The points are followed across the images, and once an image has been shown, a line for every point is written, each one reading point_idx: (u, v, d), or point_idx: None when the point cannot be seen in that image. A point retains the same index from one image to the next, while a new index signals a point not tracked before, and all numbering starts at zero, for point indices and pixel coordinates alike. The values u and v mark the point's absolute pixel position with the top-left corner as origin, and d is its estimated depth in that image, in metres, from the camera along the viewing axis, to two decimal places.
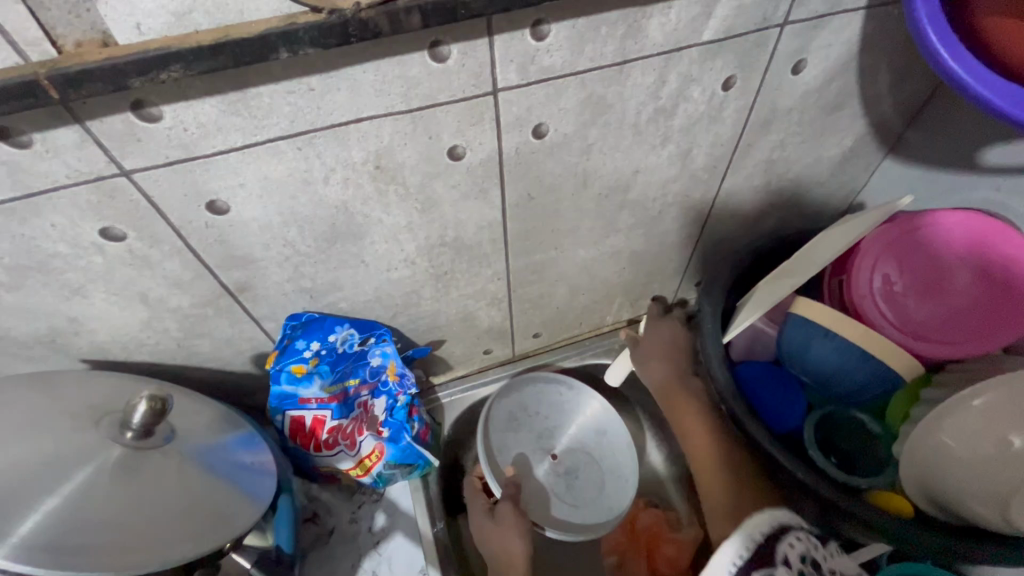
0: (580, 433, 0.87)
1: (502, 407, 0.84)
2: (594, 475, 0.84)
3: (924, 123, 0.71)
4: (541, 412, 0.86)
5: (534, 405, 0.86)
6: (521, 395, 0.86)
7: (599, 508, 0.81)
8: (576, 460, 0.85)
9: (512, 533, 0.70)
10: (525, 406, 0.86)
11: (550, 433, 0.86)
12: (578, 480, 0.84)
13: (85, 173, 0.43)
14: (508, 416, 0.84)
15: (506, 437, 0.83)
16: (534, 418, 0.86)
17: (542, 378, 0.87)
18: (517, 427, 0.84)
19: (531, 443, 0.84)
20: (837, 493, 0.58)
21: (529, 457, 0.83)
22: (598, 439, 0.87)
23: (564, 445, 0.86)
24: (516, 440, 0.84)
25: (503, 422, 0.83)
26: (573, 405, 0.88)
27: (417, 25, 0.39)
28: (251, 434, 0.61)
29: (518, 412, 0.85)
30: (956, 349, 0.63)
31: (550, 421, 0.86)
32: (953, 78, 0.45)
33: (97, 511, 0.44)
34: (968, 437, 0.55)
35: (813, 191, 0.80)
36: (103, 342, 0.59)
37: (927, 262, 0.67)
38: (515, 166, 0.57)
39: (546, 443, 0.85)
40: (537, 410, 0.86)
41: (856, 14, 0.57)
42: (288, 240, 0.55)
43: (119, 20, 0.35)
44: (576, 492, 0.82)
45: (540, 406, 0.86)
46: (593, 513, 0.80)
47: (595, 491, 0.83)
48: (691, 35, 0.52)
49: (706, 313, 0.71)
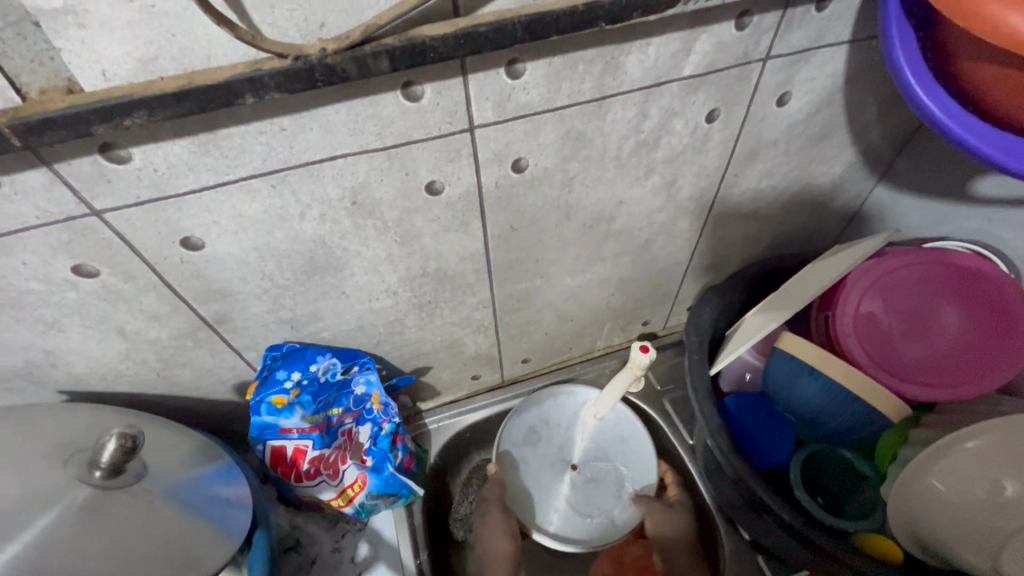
0: (606, 444, 0.82)
1: (522, 420, 0.83)
2: (615, 485, 0.80)
3: (913, 152, 0.70)
4: (562, 424, 0.84)
5: (555, 416, 0.84)
6: (540, 409, 0.84)
7: (610, 519, 0.78)
8: (599, 471, 0.81)
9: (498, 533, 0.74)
10: (547, 419, 0.84)
11: (573, 443, 0.82)
12: (597, 490, 0.80)
13: (55, 214, 0.43)
14: (530, 429, 0.83)
15: (524, 451, 0.82)
16: (554, 431, 0.83)
17: (563, 391, 0.85)
18: (537, 439, 0.82)
19: (551, 455, 0.82)
20: (824, 536, 0.57)
21: (547, 466, 0.81)
22: (624, 448, 0.82)
23: (588, 454, 0.82)
24: (536, 452, 0.82)
25: (525, 434, 0.82)
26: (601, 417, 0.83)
27: (386, 69, 0.39)
28: (229, 466, 0.60)
29: (538, 425, 0.83)
30: (945, 393, 0.61)
31: (574, 431, 0.83)
32: (934, 123, 0.45)
33: (62, 556, 0.44)
34: (957, 481, 0.54)
35: (805, 217, 0.79)
36: (80, 374, 0.59)
37: (915, 298, 0.66)
38: (495, 199, 0.56)
39: (569, 452, 0.82)
40: (559, 422, 0.84)
41: (840, 48, 0.57)
42: (265, 274, 0.54)
43: (84, 68, 0.35)
44: (590, 502, 0.79)
45: (561, 418, 0.84)
46: (601, 526, 0.77)
47: (612, 504, 0.79)
48: (671, 70, 0.52)
49: (693, 345, 0.70)
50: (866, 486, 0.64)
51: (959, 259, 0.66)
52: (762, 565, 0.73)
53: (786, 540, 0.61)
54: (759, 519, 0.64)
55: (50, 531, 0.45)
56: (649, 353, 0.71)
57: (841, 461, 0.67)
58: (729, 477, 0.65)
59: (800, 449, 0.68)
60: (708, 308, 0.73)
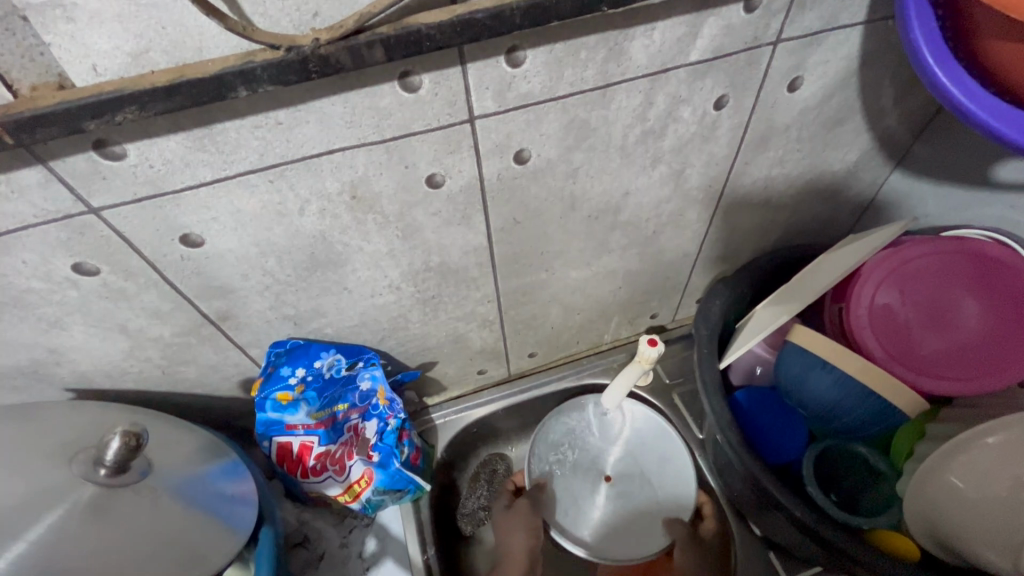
0: (642, 458, 0.83)
1: (561, 427, 0.83)
2: (645, 502, 0.80)
3: (932, 137, 0.68)
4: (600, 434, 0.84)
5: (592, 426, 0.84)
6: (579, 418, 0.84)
7: (637, 536, 0.78)
8: (632, 486, 0.81)
9: (517, 530, 0.76)
10: (585, 427, 0.84)
11: (610, 454, 0.83)
12: (628, 504, 0.81)
13: (52, 212, 0.42)
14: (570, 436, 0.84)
15: (558, 458, 0.82)
16: (590, 440, 0.84)
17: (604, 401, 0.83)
18: (574, 447, 0.83)
19: (585, 464, 0.83)
20: (836, 532, 0.56)
21: (580, 475, 0.82)
22: (661, 466, 0.82)
23: (622, 468, 0.83)
24: (573, 460, 0.83)
25: (564, 440, 0.83)
26: (642, 430, 0.83)
27: (381, 59, 0.38)
28: (235, 462, 0.60)
29: (574, 433, 0.83)
30: (966, 385, 0.59)
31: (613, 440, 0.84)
32: (954, 106, 0.43)
33: (67, 554, 0.44)
34: (975, 476, 0.53)
35: (818, 205, 0.77)
36: (86, 372, 0.59)
37: (933, 289, 0.64)
38: (498, 191, 0.55)
39: (605, 461, 0.83)
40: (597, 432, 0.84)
41: (855, 30, 0.55)
42: (266, 270, 0.54)
43: (75, 63, 0.35)
44: (619, 516, 0.80)
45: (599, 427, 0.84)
46: (624, 538, 0.78)
47: (642, 518, 0.80)
48: (677, 55, 0.50)
49: (702, 338, 0.69)
50: (883, 481, 0.63)
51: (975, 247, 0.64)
52: (773, 560, 0.72)
53: (799, 536, 0.60)
54: (770, 515, 0.63)
55: (54, 528, 0.45)
56: (657, 347, 0.70)
57: (854, 456, 0.65)
58: (740, 473, 0.64)
59: (813, 444, 0.66)
60: (719, 300, 0.72)
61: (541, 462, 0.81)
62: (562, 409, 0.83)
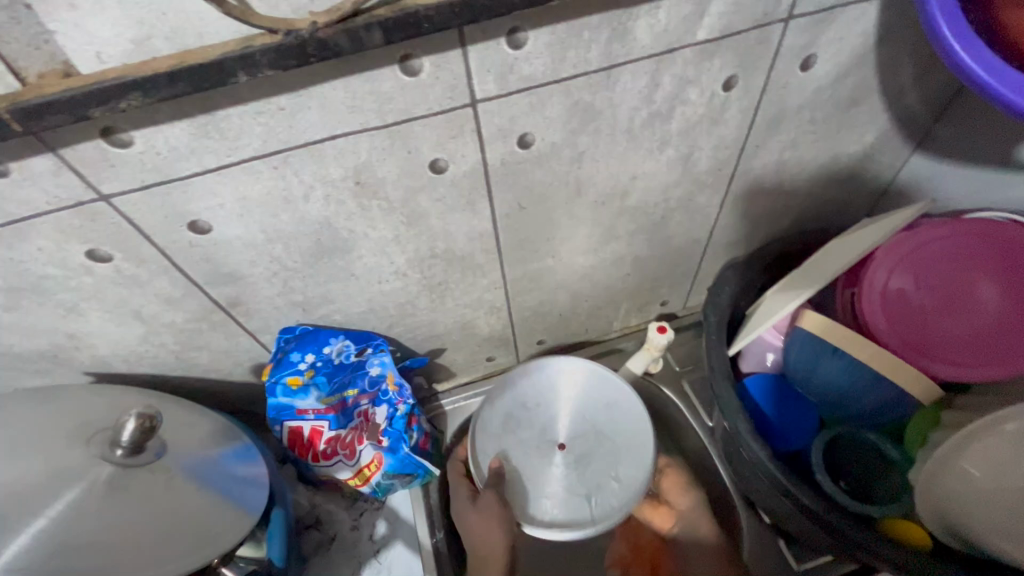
0: (591, 416, 0.75)
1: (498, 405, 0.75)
2: (604, 460, 0.72)
3: (953, 117, 0.65)
4: (540, 402, 0.76)
5: (532, 397, 0.76)
6: (514, 393, 0.76)
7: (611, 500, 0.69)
8: (587, 446, 0.73)
9: (494, 523, 0.67)
10: (524, 401, 0.76)
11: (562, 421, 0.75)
12: (588, 470, 0.71)
13: (64, 199, 0.43)
14: (503, 419, 0.75)
15: (502, 442, 0.73)
16: (533, 412, 0.75)
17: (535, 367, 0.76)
18: (515, 426, 0.74)
19: (532, 439, 0.74)
20: (845, 521, 0.55)
21: (529, 451, 0.73)
22: (610, 413, 0.74)
23: (574, 432, 0.74)
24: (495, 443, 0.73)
25: (516, 413, 0.75)
26: (578, 387, 0.76)
27: (380, 42, 0.37)
28: (248, 446, 0.61)
29: (515, 411, 0.75)
30: (983, 370, 0.58)
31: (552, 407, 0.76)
32: (973, 80, 0.42)
33: (87, 529, 0.46)
34: (991, 466, 0.51)
35: (833, 189, 0.75)
36: (103, 356, 0.61)
37: (950, 273, 0.63)
38: (502, 176, 0.55)
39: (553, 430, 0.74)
40: (535, 403, 0.76)
41: (870, 5, 0.53)
42: (274, 256, 0.55)
43: (79, 51, 0.35)
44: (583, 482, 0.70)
45: (538, 396, 0.76)
46: (600, 498, 0.69)
47: (606, 482, 0.70)
48: (684, 35, 0.49)
49: (711, 325, 0.68)
50: (894, 472, 0.62)
51: (992, 228, 0.62)
52: (784, 550, 0.71)
53: (808, 525, 0.60)
54: (777, 502, 0.62)
55: (77, 504, 0.47)
56: (667, 334, 0.73)
57: (866, 444, 0.64)
58: (747, 460, 0.63)
59: (823, 432, 0.65)
60: (728, 287, 0.71)
61: (481, 450, 0.73)
62: (496, 388, 0.76)
